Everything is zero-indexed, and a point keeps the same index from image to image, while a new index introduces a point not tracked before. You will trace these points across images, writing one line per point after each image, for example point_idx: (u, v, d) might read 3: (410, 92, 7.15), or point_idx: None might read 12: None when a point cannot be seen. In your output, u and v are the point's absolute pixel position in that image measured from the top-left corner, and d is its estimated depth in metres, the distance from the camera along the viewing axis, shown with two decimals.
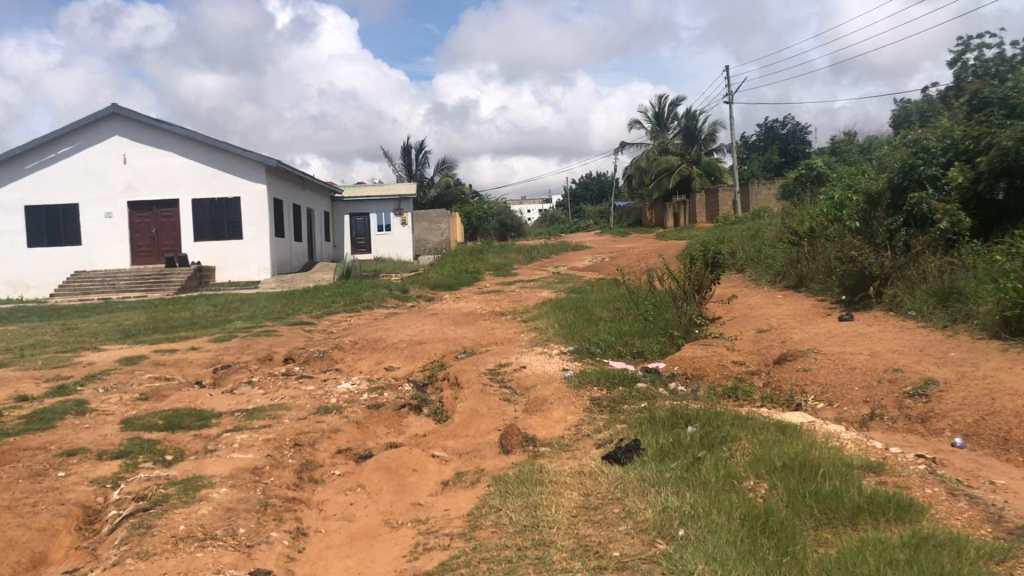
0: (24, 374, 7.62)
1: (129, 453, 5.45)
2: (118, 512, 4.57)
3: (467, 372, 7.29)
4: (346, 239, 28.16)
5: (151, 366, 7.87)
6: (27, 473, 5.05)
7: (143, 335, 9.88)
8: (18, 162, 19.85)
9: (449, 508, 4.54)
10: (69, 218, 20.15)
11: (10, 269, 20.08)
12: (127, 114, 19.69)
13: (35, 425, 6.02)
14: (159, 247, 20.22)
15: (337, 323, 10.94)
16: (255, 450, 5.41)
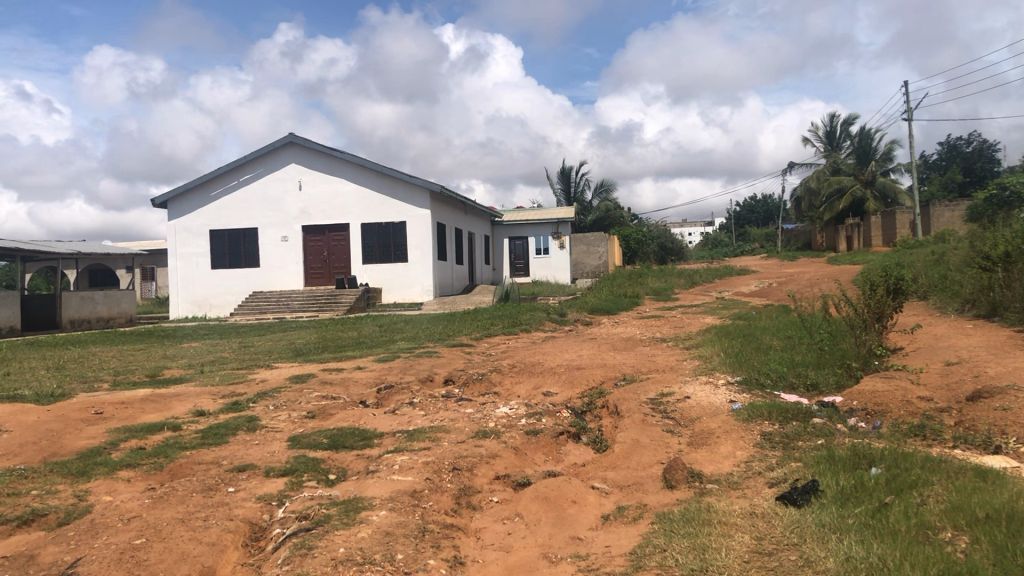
0: (203, 389, 7.99)
1: (295, 472, 5.55)
2: (282, 530, 4.63)
3: (627, 401, 7.04)
4: (506, 262, 28.59)
5: (318, 385, 8.07)
6: (201, 487, 5.22)
7: (312, 354, 10.21)
8: (205, 189, 21.30)
9: (610, 544, 4.33)
10: (249, 241, 21.34)
11: (196, 290, 21.44)
12: (304, 143, 20.76)
13: (210, 439, 6.26)
14: (330, 269, 21.04)
15: (496, 345, 10.94)
16: (415, 473, 5.38)
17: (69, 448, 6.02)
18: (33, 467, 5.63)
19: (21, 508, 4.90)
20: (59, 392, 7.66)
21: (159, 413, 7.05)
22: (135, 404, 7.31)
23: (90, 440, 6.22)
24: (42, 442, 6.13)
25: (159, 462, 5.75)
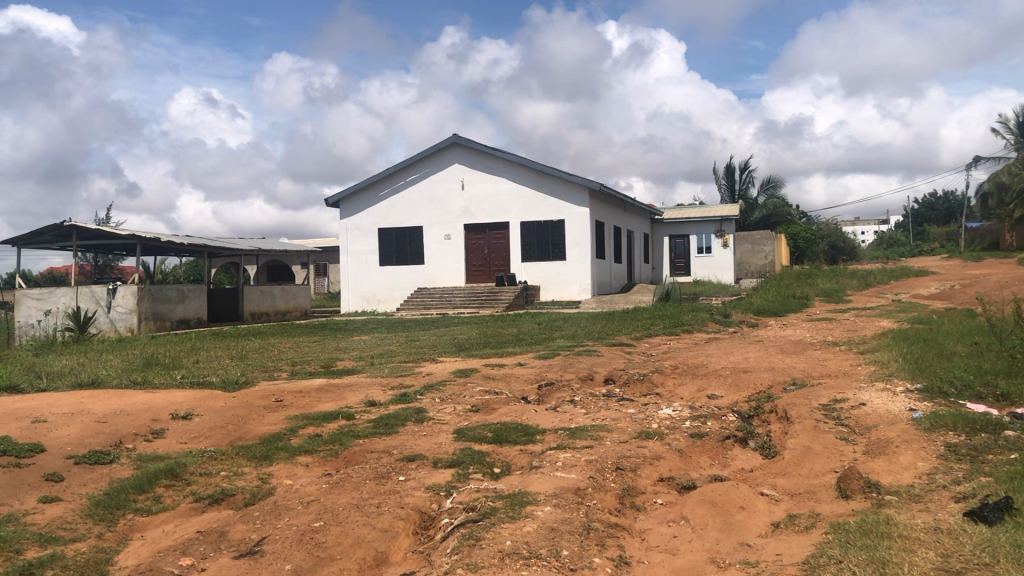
0: (373, 381, 8.32)
1: (461, 464, 5.68)
2: (450, 520, 4.75)
3: (797, 407, 6.80)
4: (666, 261, 28.23)
5: (482, 380, 8.23)
6: (373, 475, 5.43)
7: (474, 349, 10.43)
8: (374, 189, 22.19)
9: (781, 553, 4.19)
10: (414, 239, 22.04)
11: (365, 285, 22.35)
12: (467, 144, 21.24)
13: (381, 429, 6.50)
14: (491, 267, 21.42)
15: (657, 346, 10.82)
16: (578, 471, 5.40)
17: (253, 433, 6.40)
18: (222, 449, 6.02)
19: (212, 488, 5.26)
20: (243, 380, 8.18)
21: (333, 402, 7.39)
22: (311, 393, 7.69)
23: (272, 426, 6.59)
24: (229, 426, 6.54)
25: (335, 449, 6.02)
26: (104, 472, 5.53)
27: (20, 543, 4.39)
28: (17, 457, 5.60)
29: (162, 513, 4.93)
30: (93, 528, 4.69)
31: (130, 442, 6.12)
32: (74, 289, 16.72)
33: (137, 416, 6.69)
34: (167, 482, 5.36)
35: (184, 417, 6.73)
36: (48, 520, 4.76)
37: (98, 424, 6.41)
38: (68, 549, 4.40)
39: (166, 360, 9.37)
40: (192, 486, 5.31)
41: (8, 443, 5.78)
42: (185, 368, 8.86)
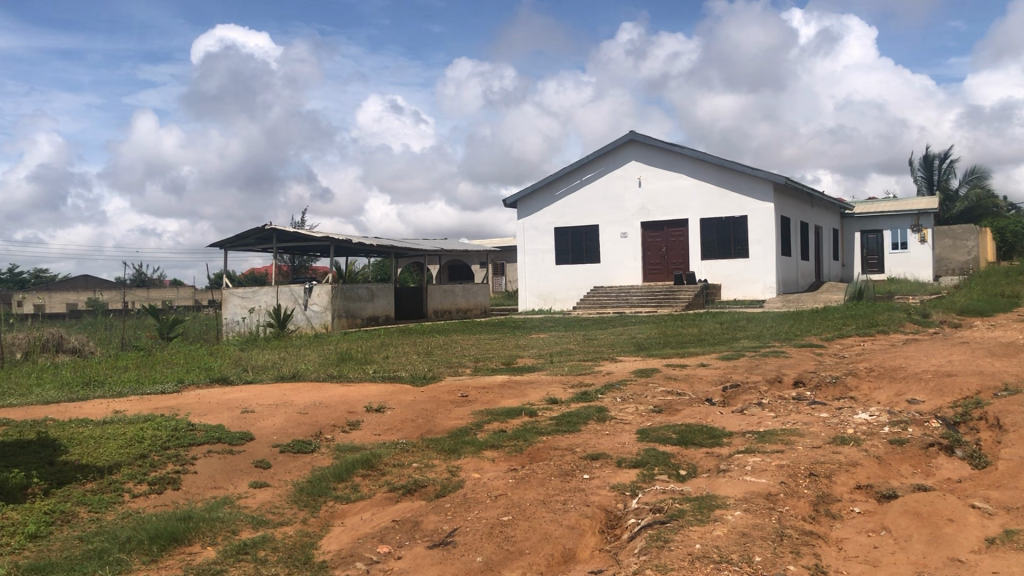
0: (554, 379, 8.39)
1: (646, 464, 5.63)
2: (636, 521, 4.71)
3: (1012, 414, 6.28)
4: (856, 257, 26.93)
5: (664, 380, 8.14)
6: (558, 472, 5.48)
7: (654, 349, 10.31)
8: (551, 188, 22.43)
9: (998, 571, 3.88)
10: (591, 237, 22.09)
11: (542, 284, 22.61)
12: (644, 140, 21.07)
13: (564, 426, 6.55)
14: (669, 265, 21.12)
15: (849, 347, 10.32)
16: (768, 475, 5.22)
17: (442, 426, 6.61)
18: (412, 441, 6.26)
19: (405, 478, 5.47)
20: (430, 375, 8.47)
21: (517, 398, 7.52)
22: (495, 390, 7.85)
23: (459, 420, 6.78)
24: (419, 419, 6.79)
25: (519, 445, 6.11)
26: (306, 460, 5.87)
27: (235, 524, 4.73)
28: (231, 444, 6.06)
29: (360, 501, 5.17)
30: (298, 513, 4.98)
31: (329, 433, 6.47)
32: (274, 287, 17.85)
33: (334, 408, 7.06)
34: (363, 471, 5.62)
35: (377, 410, 7.04)
36: (259, 503, 5.10)
37: (300, 415, 6.82)
38: (277, 531, 4.69)
39: (358, 355, 9.84)
40: (386, 476, 5.55)
41: (222, 432, 6.26)
42: (376, 363, 9.26)
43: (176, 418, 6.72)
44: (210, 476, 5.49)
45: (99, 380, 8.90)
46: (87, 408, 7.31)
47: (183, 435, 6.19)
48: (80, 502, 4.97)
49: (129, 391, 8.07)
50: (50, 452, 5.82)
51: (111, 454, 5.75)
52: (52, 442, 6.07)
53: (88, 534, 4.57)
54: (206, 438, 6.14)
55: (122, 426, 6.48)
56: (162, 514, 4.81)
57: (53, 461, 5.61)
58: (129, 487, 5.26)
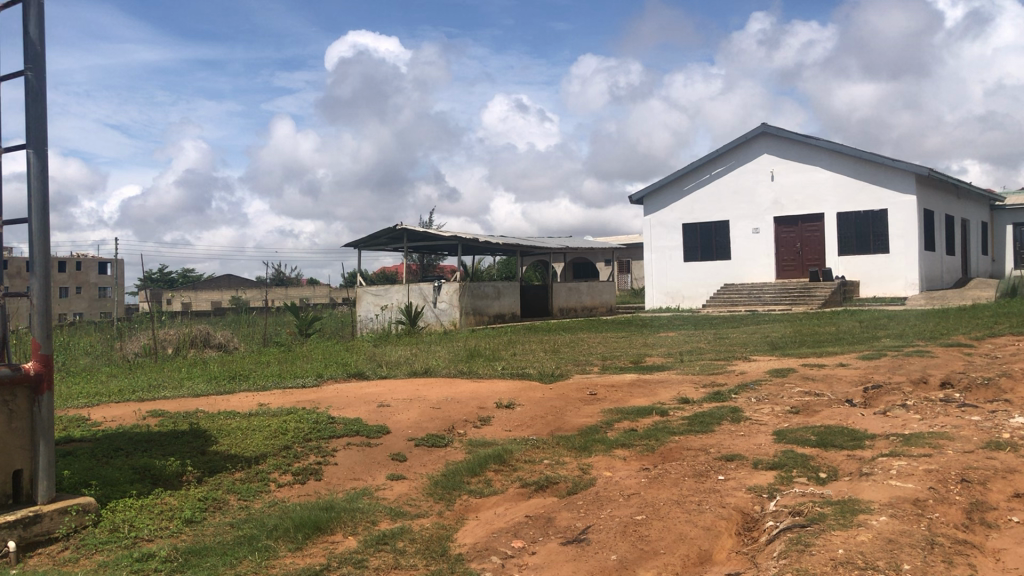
0: (685, 378, 8.27)
1: (784, 466, 5.47)
2: (775, 523, 4.56)
3: None
4: (1008, 252, 25.46)
5: (800, 380, 7.88)
6: (692, 472, 5.40)
7: (789, 348, 10.00)
8: (679, 184, 22.17)
9: None
10: (720, 234, 21.69)
11: (669, 282, 22.33)
12: (777, 133, 20.53)
13: (697, 427, 6.44)
14: (803, 261, 20.46)
15: (1002, 347, 9.72)
16: (916, 481, 4.98)
17: (572, 424, 6.61)
18: (544, 438, 6.29)
19: (537, 474, 5.50)
20: (559, 372, 8.49)
21: (647, 397, 7.44)
22: (625, 388, 7.80)
23: (589, 418, 6.77)
24: (549, 416, 6.82)
25: (651, 444, 6.04)
26: (440, 454, 5.98)
27: (374, 515, 4.87)
28: (369, 436, 6.26)
29: (493, 496, 5.23)
30: (433, 506, 5.08)
31: (462, 427, 6.58)
32: (405, 286, 18.31)
33: (466, 403, 7.18)
34: (496, 467, 5.69)
35: (507, 406, 7.11)
36: (396, 495, 5.24)
37: (433, 410, 6.96)
38: (415, 523, 4.80)
39: (488, 352, 9.97)
40: (519, 472, 5.59)
41: (361, 426, 6.48)
42: (505, 360, 9.37)
43: (317, 411, 6.99)
44: (350, 468, 5.69)
45: (243, 375, 9.35)
46: (234, 401, 7.69)
47: (324, 428, 6.44)
48: (230, 489, 5.23)
49: (272, 385, 8.44)
50: (202, 442, 6.15)
51: (258, 445, 6.03)
52: (203, 432, 6.41)
53: (239, 519, 4.80)
54: (345, 431, 6.37)
55: (267, 418, 6.78)
56: (307, 503, 5.01)
57: (205, 450, 5.92)
58: (275, 476, 5.50)
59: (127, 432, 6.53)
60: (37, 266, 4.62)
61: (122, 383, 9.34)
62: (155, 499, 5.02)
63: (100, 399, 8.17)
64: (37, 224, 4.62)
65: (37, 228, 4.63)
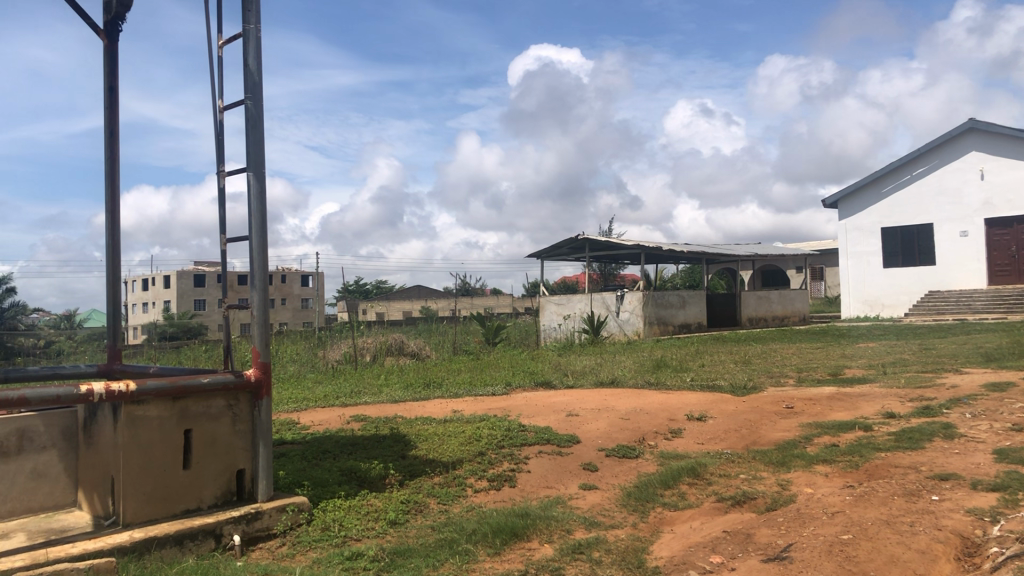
0: (889, 392, 7.79)
1: (1007, 488, 5.04)
2: (1001, 550, 4.18)
3: None
4: None
5: (1021, 395, 7.24)
6: (902, 491, 5.08)
7: (1007, 361, 9.21)
8: (877, 185, 21.12)
9: None
10: (924, 238, 20.45)
11: (867, 289, 21.20)
12: (986, 128, 19.12)
13: (905, 443, 6.07)
14: (1020, 265, 18.86)
15: None
16: None
17: (768, 438, 6.40)
18: (738, 452, 6.13)
19: (733, 489, 5.35)
20: (751, 385, 8.23)
21: (847, 411, 7.08)
22: (823, 402, 7.47)
23: (785, 432, 6.53)
24: (743, 429, 6.63)
25: (855, 461, 5.75)
26: (632, 465, 5.95)
27: (569, 523, 4.91)
28: (560, 445, 6.33)
29: (688, 509, 5.13)
30: (628, 517, 5.05)
31: (653, 439, 6.52)
32: (588, 295, 18.38)
33: (656, 415, 7.10)
34: (690, 480, 5.59)
35: (699, 418, 6.98)
36: (589, 505, 5.26)
37: (622, 420, 6.93)
38: (609, 533, 4.78)
39: (674, 363, 9.83)
40: (713, 486, 5.47)
41: (551, 434, 6.57)
42: (694, 371, 9.20)
43: (508, 419, 7.13)
44: (543, 476, 5.76)
45: (437, 382, 9.69)
46: (428, 407, 7.98)
47: (516, 436, 6.57)
48: (431, 493, 5.42)
49: (464, 392, 8.70)
50: (401, 446, 6.42)
51: (454, 451, 6.22)
52: (402, 437, 6.70)
53: (439, 523, 4.96)
54: (536, 439, 6.47)
55: (461, 424, 6.99)
56: (503, 509, 5.10)
57: (405, 455, 6.17)
58: (472, 482, 5.65)
59: (333, 436, 6.91)
60: (256, 280, 4.99)
61: (327, 388, 9.92)
62: (361, 500, 5.28)
63: (307, 404, 8.71)
64: (258, 241, 4.98)
65: (258, 246, 4.98)
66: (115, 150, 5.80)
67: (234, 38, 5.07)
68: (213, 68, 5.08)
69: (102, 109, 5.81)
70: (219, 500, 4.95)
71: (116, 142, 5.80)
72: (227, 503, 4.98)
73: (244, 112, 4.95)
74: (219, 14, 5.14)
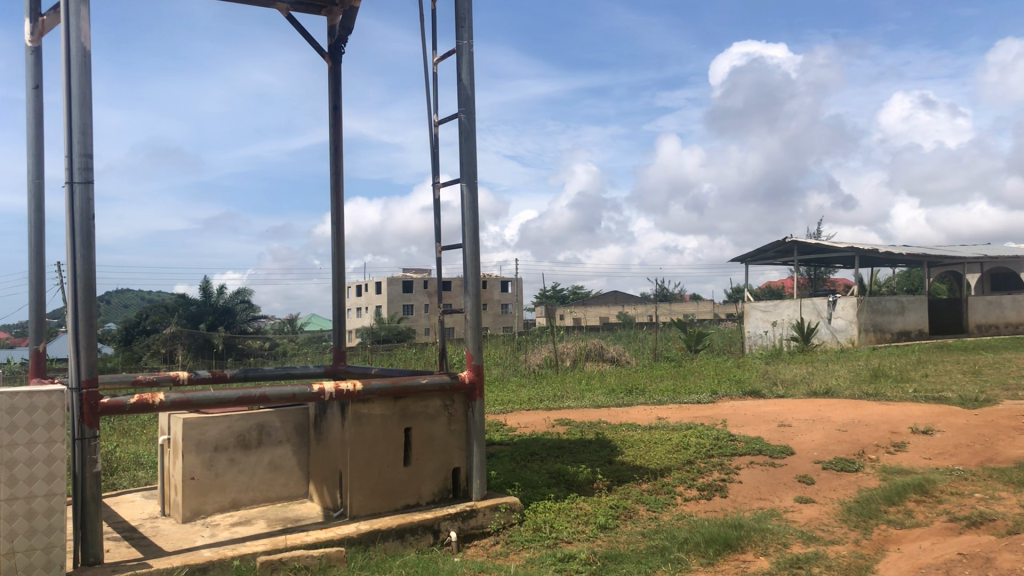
0: None
1: None
2: None
3: None
4: None
5: None
6: None
7: None
8: None
9: None
10: None
11: None
12: None
13: None
14: None
15: None
16: None
17: (1007, 455, 5.87)
18: (972, 469, 5.69)
19: (968, 509, 4.96)
20: (984, 397, 7.61)
21: None
22: None
23: None
24: (977, 445, 6.14)
25: None
26: (852, 479, 5.65)
27: (786, 537, 4.72)
28: (773, 456, 6.13)
29: (917, 529, 4.79)
30: (849, 533, 4.80)
31: (873, 452, 6.17)
32: (797, 301, 17.71)
33: (877, 428, 6.71)
34: (917, 497, 5.23)
35: (925, 432, 6.54)
36: (806, 519, 5.05)
37: (839, 432, 6.60)
38: (829, 550, 4.55)
39: (894, 373, 9.26)
40: (945, 505, 5.10)
41: (763, 445, 6.38)
42: (916, 381, 8.64)
43: (716, 428, 6.98)
44: (755, 487, 5.59)
45: (640, 388, 9.64)
46: (633, 413, 7.94)
47: (725, 445, 6.43)
48: (640, 500, 5.39)
49: (668, 400, 8.60)
50: (608, 451, 6.44)
51: (662, 458, 6.16)
52: (608, 442, 6.72)
53: (649, 530, 4.92)
54: (747, 450, 6.30)
55: (667, 432, 6.92)
56: (716, 519, 4.99)
57: (612, 460, 6.18)
58: (681, 490, 5.57)
59: (540, 438, 7.04)
60: (470, 286, 5.16)
61: (531, 392, 10.10)
62: (571, 503, 5.33)
63: (514, 406, 8.93)
64: (471, 246, 5.15)
65: (471, 251, 5.15)
66: (338, 165, 6.18)
67: (449, 54, 5.28)
68: (428, 83, 5.30)
69: (328, 126, 6.21)
70: (436, 496, 5.16)
71: (340, 156, 6.19)
72: (444, 501, 5.19)
73: (458, 123, 5.14)
74: (434, 33, 5.37)
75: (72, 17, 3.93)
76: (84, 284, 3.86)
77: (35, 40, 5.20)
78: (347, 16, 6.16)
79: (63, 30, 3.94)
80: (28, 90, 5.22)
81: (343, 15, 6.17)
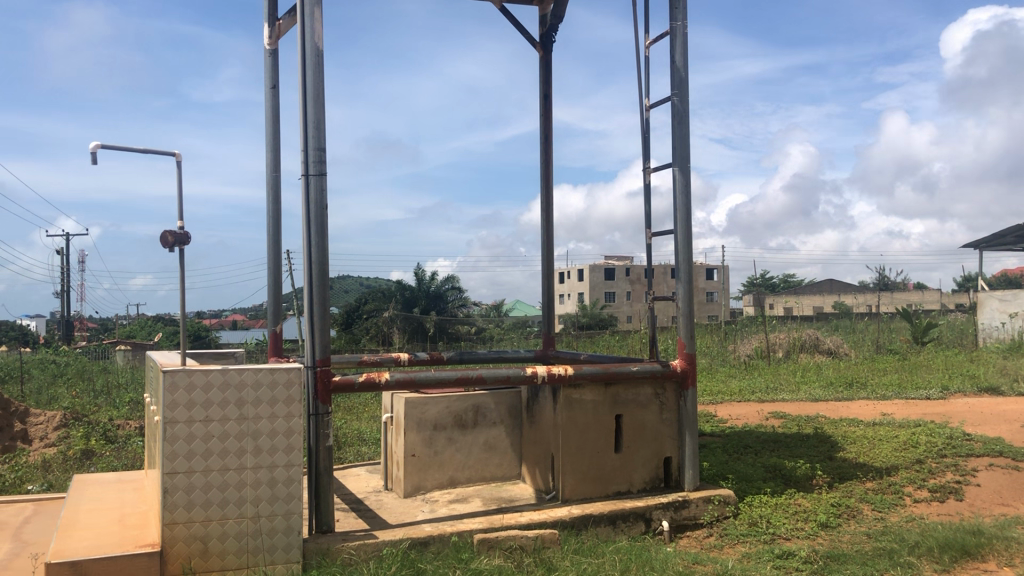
0: None
1: None
2: None
3: None
4: None
5: None
6: None
7: None
8: None
9: None
10: None
11: None
12: None
13: None
14: None
15: None
16: None
17: None
18: None
19: None
20: None
21: None
22: None
23: None
24: None
25: None
26: None
27: None
28: (1015, 459, 5.61)
29: None
30: None
31: None
32: None
33: None
34: None
35: None
36: None
37: None
38: None
39: None
40: None
41: (1004, 446, 5.86)
42: None
43: (949, 426, 6.50)
44: (996, 492, 5.14)
45: (861, 381, 9.13)
46: (854, 408, 7.54)
47: (960, 445, 5.97)
48: (864, 499, 5.10)
49: (893, 395, 8.09)
50: (828, 447, 6.14)
51: (889, 456, 5.80)
52: (828, 437, 6.42)
53: (875, 530, 4.64)
54: (986, 451, 5.81)
55: (894, 429, 6.51)
56: (951, 524, 4.61)
57: (833, 456, 5.90)
58: (910, 491, 5.22)
59: (754, 430, 6.83)
60: (681, 272, 5.06)
61: (743, 383, 9.83)
62: (789, 499, 5.13)
63: (724, 397, 8.71)
64: (683, 233, 5.06)
65: (683, 237, 5.06)
66: (549, 151, 6.25)
67: (662, 37, 5.19)
68: (641, 67, 5.24)
69: (539, 113, 6.29)
70: (648, 484, 5.12)
71: (549, 143, 6.26)
72: (656, 489, 5.14)
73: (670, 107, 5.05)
74: (646, 16, 5.30)
75: (307, 19, 4.19)
76: (319, 269, 4.11)
77: (272, 43, 5.59)
78: (559, 4, 6.18)
79: (299, 31, 4.21)
80: (266, 90, 5.63)
81: (555, 3, 6.21)
